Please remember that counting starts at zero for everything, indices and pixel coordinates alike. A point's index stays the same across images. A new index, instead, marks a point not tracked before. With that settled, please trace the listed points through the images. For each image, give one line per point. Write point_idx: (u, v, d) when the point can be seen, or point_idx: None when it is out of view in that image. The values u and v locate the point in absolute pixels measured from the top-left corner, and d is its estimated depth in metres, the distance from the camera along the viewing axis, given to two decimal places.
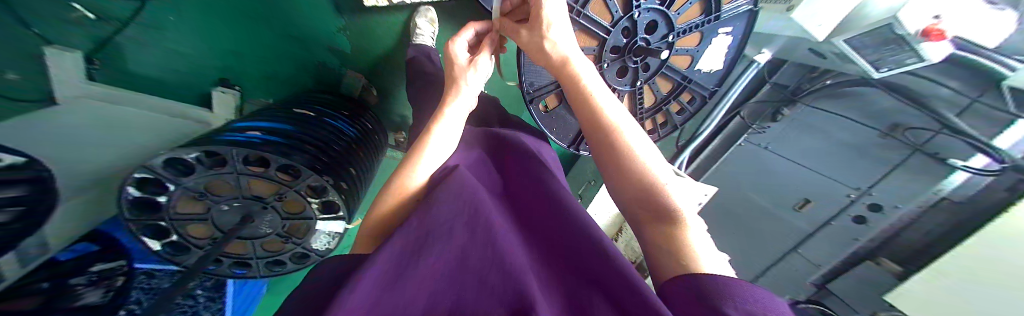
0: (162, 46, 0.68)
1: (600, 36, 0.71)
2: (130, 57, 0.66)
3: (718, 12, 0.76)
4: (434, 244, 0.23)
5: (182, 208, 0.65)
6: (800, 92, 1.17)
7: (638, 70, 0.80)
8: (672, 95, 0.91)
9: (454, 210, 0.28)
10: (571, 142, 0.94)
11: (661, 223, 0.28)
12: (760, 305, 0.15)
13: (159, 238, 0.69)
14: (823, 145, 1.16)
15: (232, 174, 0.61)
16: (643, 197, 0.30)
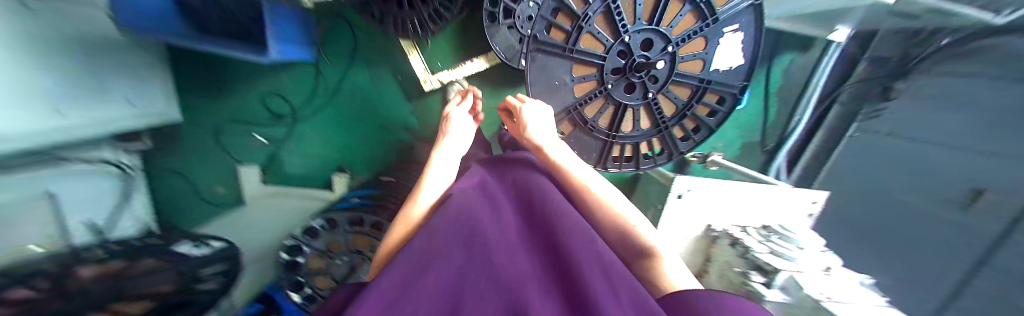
0: (302, 152, 1.17)
1: (598, 62, 0.78)
2: (286, 162, 1.18)
3: (715, 15, 0.75)
4: (424, 266, 0.33)
5: (311, 264, 0.90)
6: (909, 60, 0.96)
7: (646, 83, 0.81)
8: (694, 99, 0.86)
9: (453, 238, 0.38)
10: (596, 162, 0.91)
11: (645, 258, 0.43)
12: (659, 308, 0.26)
13: (298, 292, 0.88)
14: (954, 119, 0.86)
15: (344, 232, 0.94)
16: (630, 243, 0.47)
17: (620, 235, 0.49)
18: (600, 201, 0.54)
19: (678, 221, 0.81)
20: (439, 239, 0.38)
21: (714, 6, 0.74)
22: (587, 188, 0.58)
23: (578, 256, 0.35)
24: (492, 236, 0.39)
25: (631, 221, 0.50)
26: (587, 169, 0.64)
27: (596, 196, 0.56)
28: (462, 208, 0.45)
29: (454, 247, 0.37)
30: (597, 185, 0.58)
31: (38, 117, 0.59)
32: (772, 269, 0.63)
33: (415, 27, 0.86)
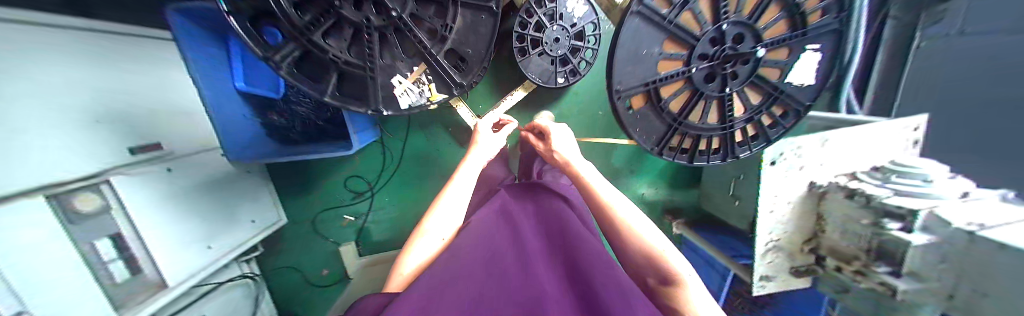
0: (384, 219, 1.31)
1: (688, 41, 0.67)
2: (373, 232, 1.34)
3: (807, 28, 0.69)
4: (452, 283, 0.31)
5: None
6: None
7: (727, 77, 0.72)
8: (764, 105, 0.79)
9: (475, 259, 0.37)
10: (656, 144, 0.78)
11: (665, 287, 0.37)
12: None
13: None
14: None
15: None
16: (652, 274, 0.40)
17: (646, 263, 0.42)
18: (619, 219, 0.48)
19: (778, 186, 0.80)
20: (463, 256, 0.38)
21: (809, 21, 0.68)
22: (609, 204, 0.51)
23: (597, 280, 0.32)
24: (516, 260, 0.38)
25: (653, 245, 0.43)
26: (609, 185, 0.57)
27: (615, 211, 0.49)
28: (490, 235, 0.45)
29: (477, 267, 0.35)
30: (617, 201, 0.51)
31: (203, 257, 0.79)
32: (906, 211, 0.60)
33: None
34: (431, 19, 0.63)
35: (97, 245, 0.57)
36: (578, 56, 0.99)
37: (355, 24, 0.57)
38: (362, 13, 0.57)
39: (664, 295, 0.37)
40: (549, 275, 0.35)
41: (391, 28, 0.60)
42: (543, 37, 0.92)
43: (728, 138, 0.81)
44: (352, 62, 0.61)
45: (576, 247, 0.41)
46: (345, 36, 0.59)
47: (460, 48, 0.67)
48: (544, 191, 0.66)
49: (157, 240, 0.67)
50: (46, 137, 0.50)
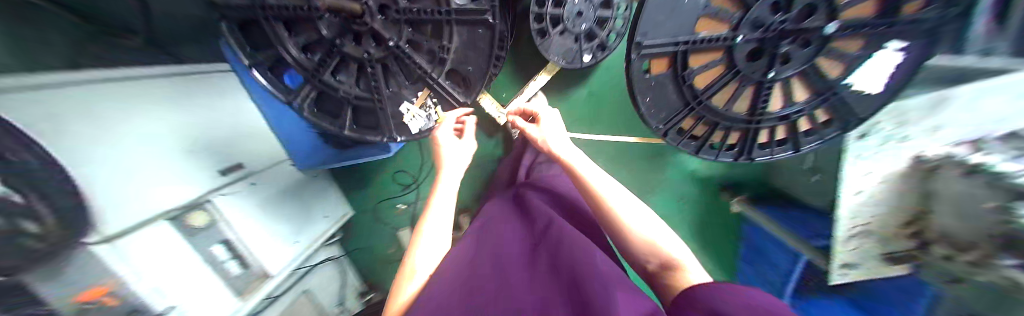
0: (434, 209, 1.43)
1: (738, 9, 0.68)
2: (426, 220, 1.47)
3: (894, 21, 0.69)
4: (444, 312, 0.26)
5: None
6: None
7: (774, 59, 0.73)
8: (806, 105, 0.83)
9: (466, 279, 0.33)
10: (665, 123, 0.81)
11: (664, 270, 0.35)
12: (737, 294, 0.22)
13: None
14: None
15: None
16: (643, 256, 0.38)
17: (639, 256, 0.38)
18: (606, 209, 0.43)
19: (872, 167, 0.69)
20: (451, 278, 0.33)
21: (904, 11, 0.68)
22: (597, 195, 0.44)
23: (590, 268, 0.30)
24: (504, 268, 0.35)
25: (638, 233, 0.39)
26: (594, 165, 0.51)
27: (602, 199, 0.44)
28: (476, 253, 0.41)
29: (468, 287, 0.31)
30: (605, 188, 0.45)
31: (297, 252, 0.99)
32: None
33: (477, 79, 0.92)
34: (427, 42, 0.71)
35: (214, 249, 0.71)
36: (606, 28, 0.89)
37: (359, 61, 0.71)
38: (362, 49, 0.69)
39: (665, 286, 0.34)
40: (535, 281, 0.32)
41: (390, 59, 0.71)
42: (563, 14, 0.84)
43: (749, 135, 0.87)
44: (362, 94, 0.75)
45: (560, 246, 0.38)
46: (352, 72, 0.72)
47: (461, 66, 0.75)
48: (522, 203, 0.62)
49: (260, 238, 0.85)
50: (155, 169, 0.59)
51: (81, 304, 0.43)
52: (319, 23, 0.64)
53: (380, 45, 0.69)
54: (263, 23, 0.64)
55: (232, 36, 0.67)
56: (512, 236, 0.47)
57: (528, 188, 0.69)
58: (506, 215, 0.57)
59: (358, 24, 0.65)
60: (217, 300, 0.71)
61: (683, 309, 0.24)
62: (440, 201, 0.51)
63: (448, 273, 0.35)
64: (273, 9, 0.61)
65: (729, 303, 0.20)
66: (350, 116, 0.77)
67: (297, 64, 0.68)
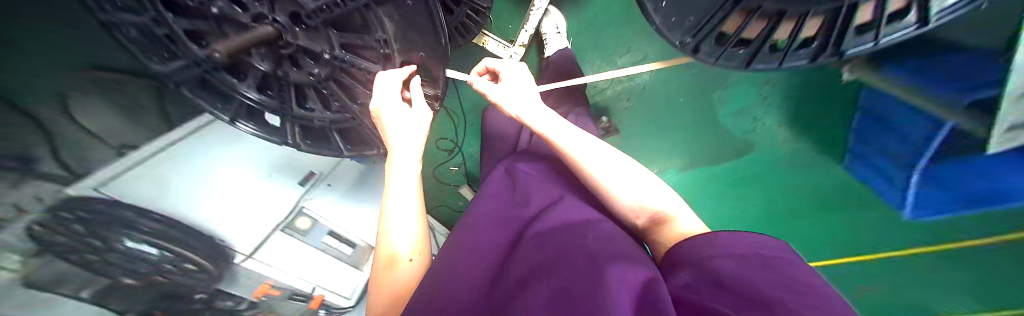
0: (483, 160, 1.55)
1: None
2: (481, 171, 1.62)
3: None
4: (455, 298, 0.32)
5: None
6: None
7: None
8: None
9: (471, 268, 0.39)
10: (695, 30, 0.68)
11: (659, 229, 0.39)
12: (729, 263, 0.25)
13: None
14: None
15: None
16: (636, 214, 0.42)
17: (628, 214, 0.43)
18: (596, 183, 0.44)
19: None
20: (456, 264, 0.40)
21: None
22: (584, 169, 0.44)
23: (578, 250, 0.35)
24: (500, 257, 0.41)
25: (624, 201, 0.42)
26: (579, 129, 0.48)
27: (585, 170, 0.44)
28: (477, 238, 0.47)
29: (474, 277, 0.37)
30: (591, 159, 0.43)
31: None
32: None
33: (472, 20, 0.96)
34: (359, 39, 0.69)
35: (327, 239, 1.19)
36: None
37: (312, 86, 0.76)
38: (305, 72, 0.73)
39: (656, 235, 0.40)
40: (528, 258, 0.36)
41: (336, 74, 0.74)
42: None
43: (838, 21, 0.61)
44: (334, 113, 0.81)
45: (563, 228, 0.42)
46: (314, 98, 0.79)
47: (410, 54, 0.73)
48: (510, 182, 0.64)
49: (348, 224, 1.26)
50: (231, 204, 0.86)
51: (257, 296, 0.97)
52: (257, 60, 0.69)
53: (319, 60, 0.71)
54: (214, 80, 0.68)
55: (199, 97, 0.69)
56: (507, 219, 0.51)
57: (517, 160, 0.71)
58: (496, 194, 0.61)
59: (284, 48, 0.68)
60: (346, 271, 1.29)
61: (680, 267, 0.30)
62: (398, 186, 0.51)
63: (461, 264, 0.40)
64: (208, 67, 0.65)
65: (722, 260, 0.26)
66: (339, 139, 0.87)
67: (268, 108, 0.76)
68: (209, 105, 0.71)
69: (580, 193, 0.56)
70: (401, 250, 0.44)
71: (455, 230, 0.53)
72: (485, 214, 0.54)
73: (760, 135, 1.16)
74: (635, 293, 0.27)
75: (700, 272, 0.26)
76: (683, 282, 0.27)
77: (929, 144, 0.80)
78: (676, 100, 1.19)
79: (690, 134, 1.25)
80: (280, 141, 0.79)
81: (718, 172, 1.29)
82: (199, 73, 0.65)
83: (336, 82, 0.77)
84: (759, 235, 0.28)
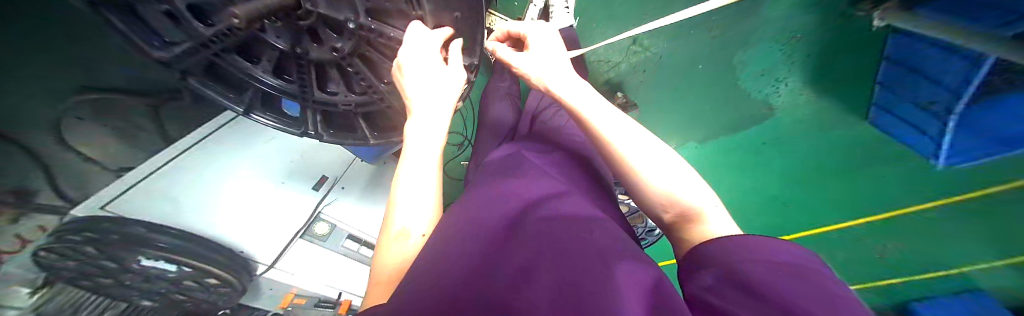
0: None
1: None
2: None
3: None
4: (460, 256, 0.23)
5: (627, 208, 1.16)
6: None
7: None
8: None
9: (490, 227, 0.28)
10: None
11: (683, 227, 0.31)
12: (767, 268, 0.19)
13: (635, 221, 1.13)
14: None
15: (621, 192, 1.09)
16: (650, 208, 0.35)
17: (654, 205, 0.35)
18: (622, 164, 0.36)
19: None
20: (474, 220, 0.29)
21: None
22: (611, 146, 0.37)
23: (589, 243, 0.26)
24: (519, 215, 0.31)
25: (655, 187, 0.34)
26: (605, 102, 0.43)
27: (612, 149, 0.37)
28: (505, 193, 0.36)
29: (488, 234, 0.27)
30: (620, 137, 0.37)
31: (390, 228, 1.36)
32: None
33: None
34: (388, 3, 0.64)
35: (345, 243, 1.28)
36: None
37: (334, 63, 0.74)
38: (326, 47, 0.70)
39: (679, 234, 0.32)
40: (541, 232, 0.27)
41: (362, 47, 0.71)
42: None
43: None
44: (360, 95, 0.81)
45: (576, 214, 0.33)
46: (337, 78, 0.77)
47: (442, 16, 0.66)
48: (514, 162, 0.47)
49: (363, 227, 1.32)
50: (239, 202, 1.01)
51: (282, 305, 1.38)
52: (275, 38, 0.68)
53: (343, 33, 0.69)
54: (222, 63, 0.68)
55: (207, 86, 0.74)
56: (532, 177, 0.41)
57: (525, 148, 0.55)
58: (512, 171, 0.43)
59: (303, 19, 0.65)
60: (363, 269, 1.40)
61: (699, 266, 0.23)
62: (413, 155, 0.42)
63: (477, 219, 0.30)
64: (218, 48, 0.64)
65: (748, 265, 0.19)
66: (364, 123, 0.89)
67: (285, 93, 0.77)
68: (224, 98, 0.77)
69: (589, 194, 0.42)
70: (413, 229, 0.34)
71: (468, 190, 0.41)
72: (513, 171, 0.44)
73: (783, 99, 1.17)
74: (644, 302, 0.20)
75: (721, 275, 0.20)
76: (701, 283, 0.21)
77: (965, 88, 0.78)
78: (694, 68, 1.13)
79: (708, 104, 1.23)
80: (298, 132, 0.85)
81: (734, 145, 1.37)
82: (209, 56, 0.65)
83: (362, 57, 0.74)
84: (796, 251, 0.21)
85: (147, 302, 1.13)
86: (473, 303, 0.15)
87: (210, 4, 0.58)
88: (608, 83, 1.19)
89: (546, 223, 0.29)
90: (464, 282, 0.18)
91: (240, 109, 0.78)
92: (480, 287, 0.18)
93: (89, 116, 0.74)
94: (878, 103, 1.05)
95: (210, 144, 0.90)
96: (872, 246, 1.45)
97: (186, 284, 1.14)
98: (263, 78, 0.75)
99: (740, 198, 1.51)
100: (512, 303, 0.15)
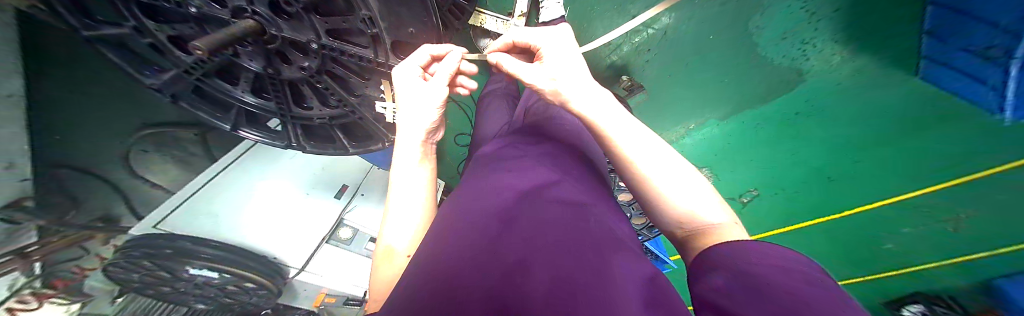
0: None
1: None
2: None
3: None
4: (453, 252, 0.24)
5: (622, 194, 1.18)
6: None
7: None
8: None
9: (484, 218, 0.29)
10: None
11: (693, 241, 0.31)
12: (780, 275, 0.19)
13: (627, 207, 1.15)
14: None
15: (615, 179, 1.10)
16: (661, 221, 0.36)
17: (668, 219, 0.34)
18: (637, 175, 0.37)
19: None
20: (469, 216, 0.30)
21: None
22: (629, 159, 0.37)
23: (581, 235, 0.26)
24: (513, 204, 0.31)
25: (673, 204, 0.33)
26: (626, 114, 0.42)
27: (631, 164, 0.37)
28: (501, 185, 0.36)
29: (482, 225, 0.28)
30: (637, 149, 0.37)
31: None
32: None
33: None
34: (345, 23, 0.67)
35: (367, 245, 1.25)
36: None
37: (304, 81, 0.81)
38: (295, 66, 0.77)
39: (691, 250, 0.31)
40: (535, 223, 0.27)
41: (327, 64, 0.76)
42: None
43: None
44: (333, 109, 0.88)
45: (569, 202, 0.33)
46: (309, 94, 0.85)
47: (402, 32, 0.68)
48: (504, 157, 0.47)
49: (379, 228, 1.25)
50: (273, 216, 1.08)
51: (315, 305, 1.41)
52: (249, 61, 0.77)
53: (307, 52, 0.74)
54: (206, 85, 0.82)
55: (198, 108, 0.89)
56: (527, 168, 0.42)
57: (517, 141, 0.54)
58: (500, 165, 0.44)
59: (269, 42, 0.72)
60: None
61: (706, 272, 0.23)
62: (401, 182, 0.49)
63: (471, 214, 0.31)
64: (197, 73, 0.77)
65: (761, 267, 0.20)
66: (342, 134, 0.97)
67: (265, 110, 0.88)
68: (213, 117, 0.91)
69: (588, 184, 0.42)
70: (396, 247, 0.41)
71: (462, 186, 0.42)
72: (507, 163, 0.44)
73: (815, 63, 1.06)
74: (636, 290, 0.20)
75: (733, 277, 0.20)
76: (710, 285, 0.21)
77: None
78: (704, 39, 1.05)
79: (723, 82, 1.16)
80: (283, 144, 0.96)
81: (762, 122, 1.28)
82: (192, 79, 0.79)
83: (327, 73, 0.79)
84: (797, 253, 0.23)
85: (204, 304, 1.39)
86: (474, 306, 0.15)
87: (187, 37, 0.73)
88: (612, 67, 1.17)
89: (541, 214, 0.29)
90: (455, 279, 0.19)
91: (227, 126, 0.91)
92: (468, 280, 0.19)
93: (149, 148, 1.06)
94: (926, 56, 0.93)
95: (241, 164, 1.02)
96: (920, 213, 1.36)
97: (229, 288, 1.24)
98: (244, 97, 0.86)
99: (767, 172, 1.46)
100: (510, 300, 0.16)
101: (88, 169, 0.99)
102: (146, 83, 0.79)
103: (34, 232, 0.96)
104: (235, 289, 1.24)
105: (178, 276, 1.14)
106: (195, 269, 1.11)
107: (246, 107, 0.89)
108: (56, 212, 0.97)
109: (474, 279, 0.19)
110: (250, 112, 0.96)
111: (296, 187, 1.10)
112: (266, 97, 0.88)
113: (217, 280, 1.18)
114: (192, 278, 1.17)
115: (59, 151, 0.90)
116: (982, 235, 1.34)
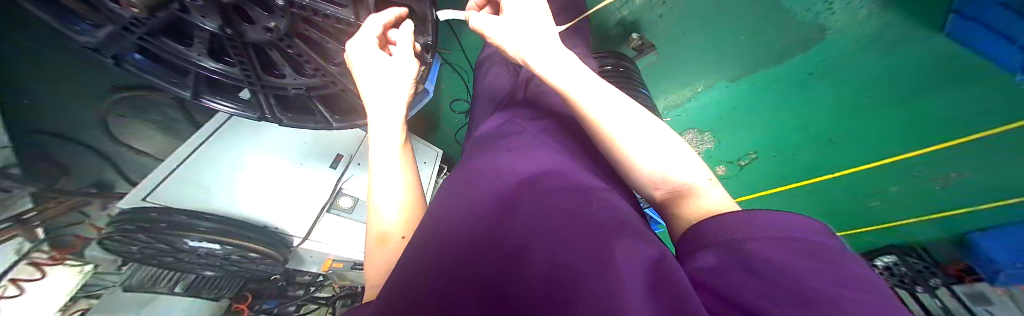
0: None
1: None
2: None
3: None
4: (451, 238, 0.23)
5: None
6: None
7: None
8: None
9: (480, 203, 0.27)
10: None
11: (677, 214, 0.30)
12: (777, 246, 0.19)
13: None
14: None
15: None
16: (645, 193, 0.34)
17: (643, 183, 0.34)
18: (613, 146, 0.35)
19: None
20: (465, 201, 0.29)
21: None
22: (604, 133, 0.35)
23: (586, 222, 0.25)
24: (512, 189, 0.30)
25: (643, 167, 0.33)
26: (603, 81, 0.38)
27: (601, 130, 0.35)
28: (497, 168, 0.35)
29: (479, 210, 0.26)
30: (612, 118, 0.34)
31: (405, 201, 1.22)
32: None
33: None
34: None
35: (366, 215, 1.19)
36: None
37: (273, 44, 0.71)
38: (260, 26, 0.67)
39: (671, 216, 0.31)
40: (537, 209, 0.26)
41: (299, 25, 0.67)
42: None
43: None
44: (308, 78, 0.82)
45: (571, 186, 0.31)
46: (279, 60, 0.77)
47: None
48: (504, 135, 0.45)
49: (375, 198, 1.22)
50: None
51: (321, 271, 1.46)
52: (201, 18, 0.66)
53: (272, 10, 0.64)
54: (153, 47, 0.72)
55: (147, 73, 0.81)
56: (524, 148, 0.39)
57: (517, 115, 0.52)
58: (500, 143, 0.42)
59: None
60: None
61: (698, 247, 0.23)
62: (382, 169, 0.48)
63: (467, 199, 0.29)
64: (141, 32, 0.66)
65: (759, 242, 0.19)
66: (323, 108, 0.93)
67: (229, 76, 0.82)
68: (169, 84, 0.84)
69: (579, 157, 0.41)
70: (389, 230, 0.42)
71: (463, 165, 0.41)
72: (500, 144, 0.42)
73: (838, 18, 0.98)
74: (640, 281, 0.19)
75: (729, 253, 0.19)
76: (703, 264, 0.21)
77: None
78: None
79: (737, 42, 1.09)
80: (257, 116, 0.91)
81: (770, 84, 1.23)
82: (134, 39, 0.68)
83: (301, 36, 0.71)
84: (806, 218, 0.21)
85: (210, 272, 1.37)
86: (472, 304, 0.14)
87: None
88: (621, 24, 1.08)
89: (542, 199, 0.28)
90: (453, 268, 0.19)
91: (188, 93, 0.86)
92: (467, 269, 0.18)
93: (128, 113, 1.00)
94: (956, 10, 0.87)
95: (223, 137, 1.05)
96: (909, 175, 1.42)
97: (233, 258, 1.22)
98: (204, 62, 0.80)
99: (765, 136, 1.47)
100: (510, 296, 0.15)
101: (73, 138, 0.96)
102: (82, 41, 0.66)
103: (27, 198, 0.96)
104: (240, 258, 1.22)
105: (178, 248, 1.10)
106: (194, 242, 1.06)
107: (208, 73, 0.83)
108: (44, 180, 0.96)
109: (473, 269, 0.18)
110: (209, 79, 0.90)
111: (287, 160, 1.11)
112: (227, 61, 0.82)
113: (219, 251, 1.14)
114: (193, 249, 1.13)
115: (30, 114, 0.86)
116: (955, 197, 1.44)
